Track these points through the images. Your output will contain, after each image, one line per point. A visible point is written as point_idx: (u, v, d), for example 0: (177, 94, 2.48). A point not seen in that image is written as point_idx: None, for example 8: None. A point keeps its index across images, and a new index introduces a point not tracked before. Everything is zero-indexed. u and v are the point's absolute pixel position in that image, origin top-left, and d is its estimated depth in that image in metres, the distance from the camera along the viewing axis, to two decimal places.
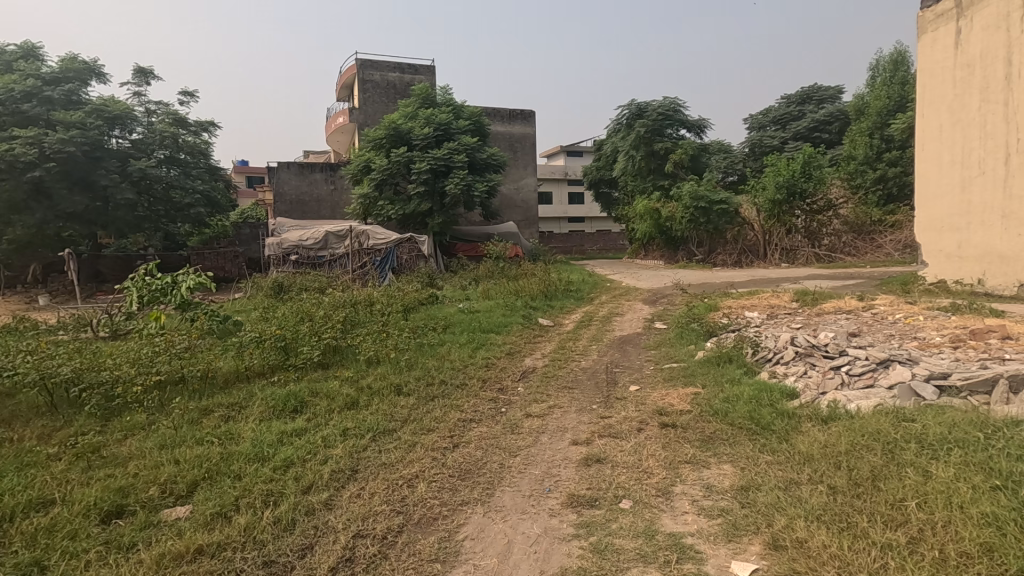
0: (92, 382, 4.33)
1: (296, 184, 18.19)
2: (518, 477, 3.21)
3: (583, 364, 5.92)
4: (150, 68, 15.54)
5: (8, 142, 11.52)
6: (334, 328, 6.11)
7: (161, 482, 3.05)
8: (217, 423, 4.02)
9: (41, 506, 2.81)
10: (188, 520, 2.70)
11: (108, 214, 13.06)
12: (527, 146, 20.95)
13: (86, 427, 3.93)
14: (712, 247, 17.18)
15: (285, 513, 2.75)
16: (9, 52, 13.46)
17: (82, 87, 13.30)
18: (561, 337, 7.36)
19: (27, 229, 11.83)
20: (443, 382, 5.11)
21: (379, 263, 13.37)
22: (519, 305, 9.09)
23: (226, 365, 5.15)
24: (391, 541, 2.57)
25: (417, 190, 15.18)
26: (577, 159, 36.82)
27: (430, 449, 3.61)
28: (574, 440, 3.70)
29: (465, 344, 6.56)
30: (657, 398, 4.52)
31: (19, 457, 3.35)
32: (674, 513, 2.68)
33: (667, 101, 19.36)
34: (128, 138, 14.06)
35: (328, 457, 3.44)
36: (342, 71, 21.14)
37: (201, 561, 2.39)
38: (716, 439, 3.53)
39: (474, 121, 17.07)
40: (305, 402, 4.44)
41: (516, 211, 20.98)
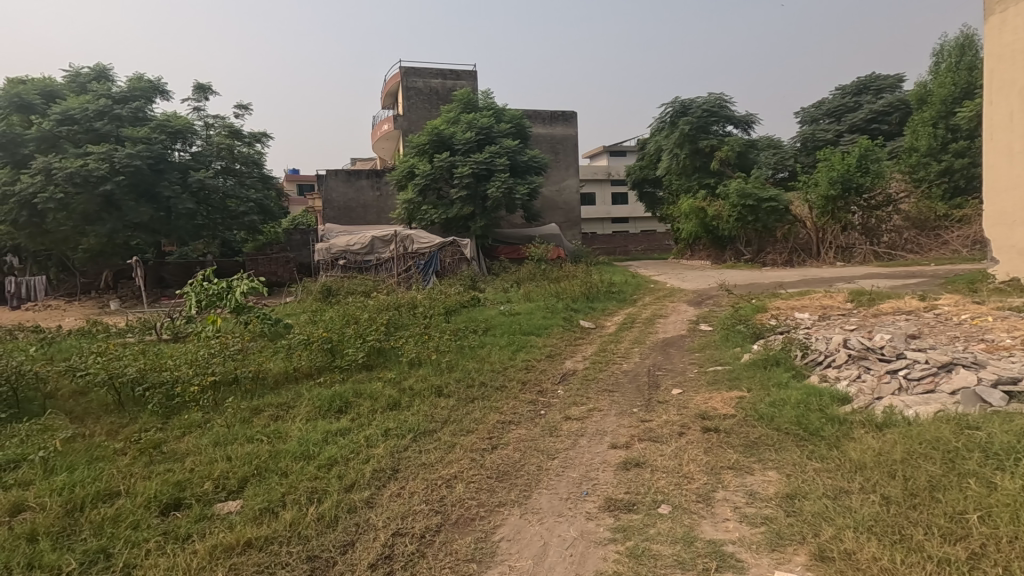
0: (155, 382, 4.59)
1: (343, 191, 18.77)
2: (556, 479, 3.21)
3: (625, 367, 5.84)
4: (208, 83, 16.36)
5: (82, 158, 12.37)
6: (378, 330, 6.28)
7: (215, 477, 3.21)
8: (267, 422, 4.19)
9: (108, 497, 3.00)
10: (238, 515, 2.83)
11: (171, 223, 13.83)
12: (568, 147, 20.88)
13: (148, 424, 4.17)
14: (761, 246, 16.81)
15: (329, 510, 2.85)
16: (84, 74, 14.47)
17: (148, 104, 14.15)
18: (602, 339, 7.30)
19: (99, 238, 12.66)
20: (483, 384, 5.16)
21: (423, 266, 13.71)
22: (560, 307, 9.07)
23: (276, 366, 5.37)
24: (429, 541, 2.61)
25: (459, 193, 15.36)
26: (619, 159, 36.38)
27: (469, 450, 3.65)
28: (614, 444, 3.66)
29: (505, 346, 6.61)
30: (700, 401, 4.41)
31: (88, 452, 3.59)
32: (715, 519, 2.62)
33: (712, 97, 18.88)
34: (189, 150, 14.86)
35: (370, 457, 3.53)
36: (387, 79, 21.69)
37: (250, 553, 2.50)
38: (761, 444, 3.42)
39: (515, 123, 17.16)
40: (349, 402, 4.58)
41: (558, 213, 20.95)
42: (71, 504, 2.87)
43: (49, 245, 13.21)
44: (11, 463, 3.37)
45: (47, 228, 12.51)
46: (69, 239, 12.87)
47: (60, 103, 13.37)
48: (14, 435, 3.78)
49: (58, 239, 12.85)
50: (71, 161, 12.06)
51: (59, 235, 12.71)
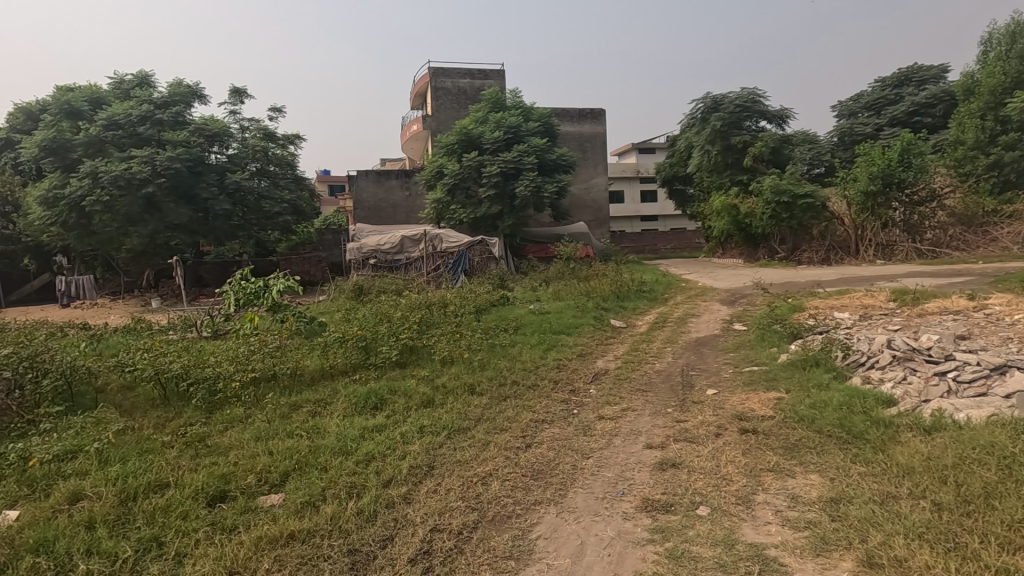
0: (198, 377, 4.74)
1: (373, 191, 19.05)
2: (591, 479, 3.20)
3: (657, 367, 5.77)
4: (244, 87, 16.79)
5: (126, 161, 12.87)
6: (411, 328, 6.35)
7: (258, 471, 3.30)
8: (305, 418, 4.29)
9: (158, 488, 3.12)
10: (280, 508, 2.91)
11: (209, 224, 14.26)
12: (597, 145, 20.73)
13: (193, 419, 4.32)
14: (796, 244, 16.48)
15: (368, 506, 2.90)
16: (128, 81, 15.04)
17: (187, 109, 14.61)
18: (634, 338, 7.23)
19: (142, 239, 13.15)
20: (515, 382, 5.17)
21: (452, 265, 13.84)
22: (590, 306, 9.01)
23: (312, 364, 5.49)
24: (466, 537, 2.63)
25: (488, 193, 15.41)
26: (649, 156, 35.96)
27: (503, 449, 3.66)
28: (648, 444, 3.62)
29: (536, 344, 6.61)
30: (736, 403, 4.32)
31: (138, 444, 3.73)
32: (756, 523, 2.57)
33: (745, 92, 18.49)
34: (225, 153, 15.30)
35: (405, 453, 3.58)
36: (416, 80, 21.90)
37: (293, 545, 2.57)
38: (801, 447, 3.34)
39: (543, 121, 17.14)
40: (385, 399, 4.66)
41: (586, 211, 20.82)
42: (125, 494, 3.00)
43: (96, 245, 13.76)
44: (68, 453, 3.52)
45: (94, 229, 13.03)
46: (114, 239, 13.38)
47: (105, 109, 13.93)
48: (70, 426, 3.97)
49: (103, 240, 13.38)
50: (116, 165, 12.56)
51: (105, 236, 13.23)
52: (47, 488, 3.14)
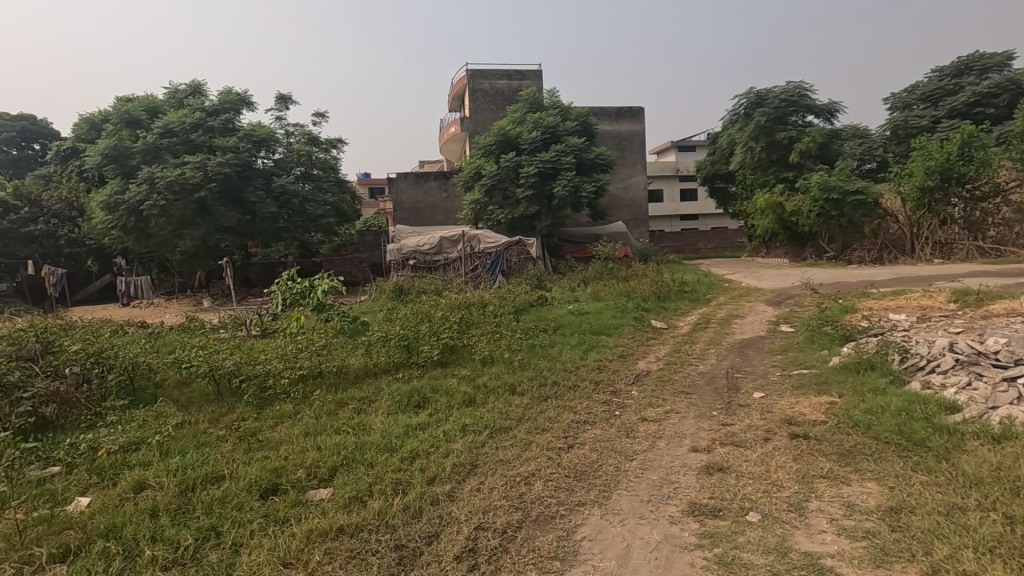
0: (250, 374, 4.92)
1: (412, 193, 19.35)
2: (635, 481, 3.16)
3: (701, 368, 5.65)
4: (289, 94, 17.32)
5: (180, 167, 13.47)
6: (451, 328, 6.42)
7: (308, 466, 3.40)
8: (351, 415, 4.40)
9: (215, 480, 3.25)
10: (330, 502, 2.99)
11: (256, 226, 14.78)
12: (635, 144, 20.46)
13: (245, 414, 4.49)
14: (847, 242, 15.88)
15: (413, 502, 2.95)
16: (182, 90, 15.68)
17: (236, 115, 15.18)
18: (676, 339, 7.09)
19: (194, 241, 13.75)
20: (556, 383, 5.16)
21: (489, 266, 13.94)
22: (630, 307, 8.90)
23: (356, 362, 5.62)
24: (511, 536, 2.65)
25: (525, 193, 15.42)
26: (688, 154, 35.29)
27: (546, 449, 3.67)
28: (694, 447, 3.56)
29: (576, 345, 6.57)
30: (785, 406, 4.19)
31: (196, 437, 3.91)
32: (810, 531, 2.48)
33: (790, 86, 17.90)
34: (271, 157, 15.83)
35: (448, 451, 3.62)
36: (454, 82, 22.13)
37: (342, 539, 2.63)
38: (857, 453, 3.21)
39: (581, 121, 17.04)
40: (427, 398, 4.73)
41: (625, 211, 20.59)
42: (185, 485, 3.14)
43: (153, 247, 14.47)
44: (132, 444, 3.72)
45: (150, 232, 13.68)
46: (169, 241, 14.02)
47: (161, 117, 14.60)
48: (133, 419, 4.19)
49: (160, 242, 14.06)
50: (171, 171, 13.16)
51: (160, 238, 13.87)
52: (114, 476, 3.31)
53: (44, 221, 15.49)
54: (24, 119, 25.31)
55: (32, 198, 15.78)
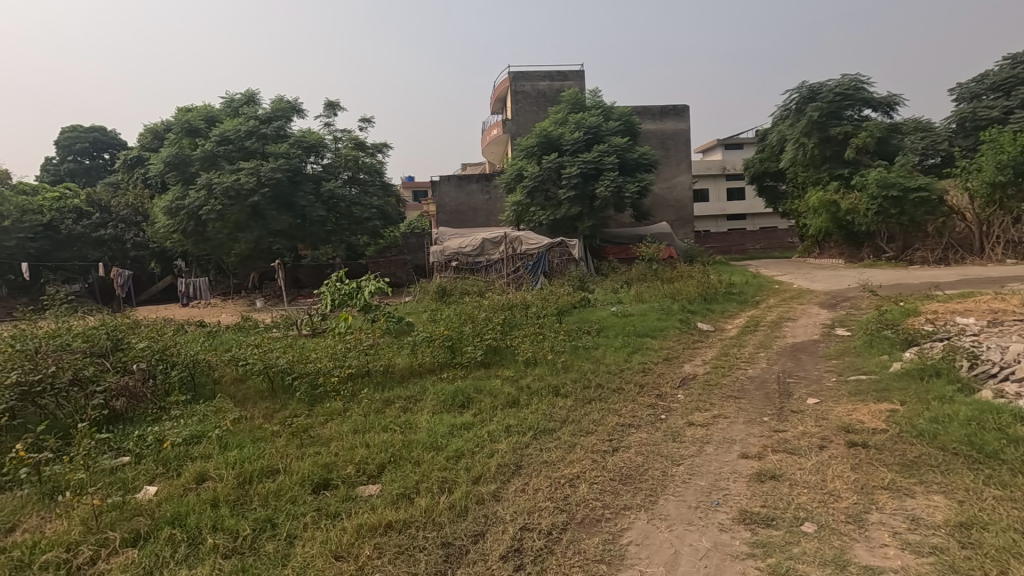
0: (301, 372, 5.09)
1: (455, 196, 19.57)
2: (682, 487, 3.10)
3: (750, 373, 5.48)
4: (337, 101, 17.84)
5: (236, 173, 14.08)
6: (494, 329, 6.47)
7: (357, 462, 3.49)
8: (397, 413, 4.50)
9: (270, 474, 3.38)
10: (379, 498, 3.06)
11: (306, 229, 15.30)
12: (680, 142, 20.05)
13: (298, 410, 4.65)
14: (907, 242, 15.17)
15: (459, 501, 2.99)
16: (238, 100, 16.40)
17: (288, 123, 15.75)
18: (723, 342, 6.91)
19: (249, 244, 14.36)
20: (599, 385, 5.12)
21: (531, 267, 13.97)
22: (675, 309, 8.73)
23: (402, 362, 5.75)
24: (556, 538, 2.64)
25: (568, 194, 15.35)
26: (736, 152, 34.30)
27: (590, 451, 3.64)
28: (744, 453, 3.46)
29: (619, 348, 6.49)
30: (841, 414, 4.01)
31: (252, 432, 4.08)
32: (871, 544, 2.37)
33: (845, 79, 17.16)
34: (320, 163, 16.34)
35: (493, 452, 3.65)
36: (497, 85, 22.28)
37: (391, 535, 2.69)
38: (922, 464, 3.05)
39: (624, 120, 16.84)
40: (471, 398, 4.78)
41: (669, 211, 20.22)
42: (242, 477, 3.28)
43: (210, 250, 15.19)
44: (194, 437, 3.92)
45: (208, 235, 14.36)
46: (225, 245, 14.69)
47: (218, 126, 15.29)
48: (195, 413, 4.41)
49: (217, 245, 14.74)
50: (228, 177, 13.78)
51: (217, 241, 14.55)
52: (178, 468, 3.50)
53: (113, 226, 16.52)
54: (95, 130, 27.06)
55: (102, 205, 16.87)
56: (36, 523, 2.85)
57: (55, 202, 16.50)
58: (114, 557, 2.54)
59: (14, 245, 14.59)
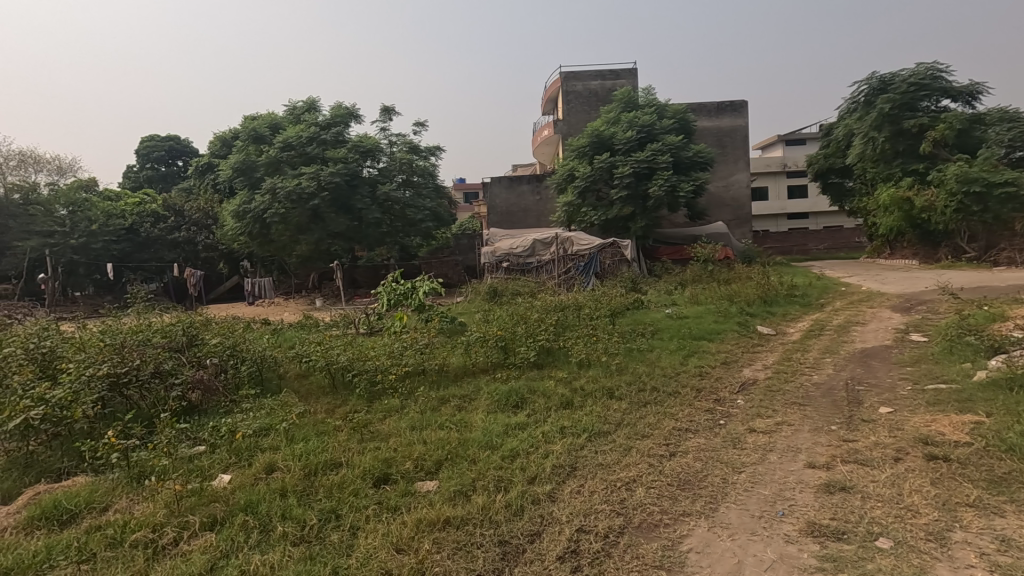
0: (361, 369, 5.27)
1: (506, 197, 19.69)
2: (745, 495, 3.00)
3: (816, 379, 5.23)
4: (392, 106, 18.31)
5: (298, 178, 14.72)
6: (547, 330, 6.47)
7: (415, 458, 3.58)
8: (452, 411, 4.58)
9: (333, 467, 3.52)
10: (436, 494, 3.13)
11: (362, 231, 15.79)
12: (738, 139, 19.40)
13: (357, 406, 4.81)
14: (991, 242, 13.87)
15: (515, 500, 3.01)
16: (299, 107, 17.12)
17: (346, 128, 16.31)
18: (785, 347, 6.63)
19: (309, 245, 14.98)
20: (654, 389, 5.02)
21: (582, 268, 13.87)
22: (733, 311, 8.44)
23: (456, 361, 5.84)
24: (614, 541, 2.62)
25: (620, 193, 15.15)
26: (798, 148, 32.80)
27: (646, 455, 3.59)
28: (811, 463, 3.31)
29: (675, 351, 6.35)
30: (918, 424, 3.77)
31: (316, 426, 4.26)
32: (954, 565, 2.23)
33: (921, 68, 16.12)
34: (376, 167, 16.82)
35: (548, 452, 3.66)
36: (548, 85, 22.28)
37: (449, 530, 2.74)
38: (1012, 482, 2.83)
39: (679, 118, 16.47)
40: (525, 398, 4.81)
41: (725, 210, 19.62)
42: (308, 469, 3.43)
43: (274, 252, 15.93)
44: (263, 429, 4.13)
45: (272, 238, 15.07)
46: (287, 246, 15.37)
47: (282, 133, 16.01)
48: (263, 407, 4.65)
49: (280, 247, 15.45)
50: (290, 181, 14.42)
51: (280, 243, 15.24)
52: (249, 458, 3.69)
53: (186, 229, 17.60)
54: (171, 139, 28.92)
55: (177, 209, 18.00)
56: (125, 504, 3.09)
57: (136, 207, 17.76)
58: (195, 539, 2.71)
59: (100, 247, 15.80)
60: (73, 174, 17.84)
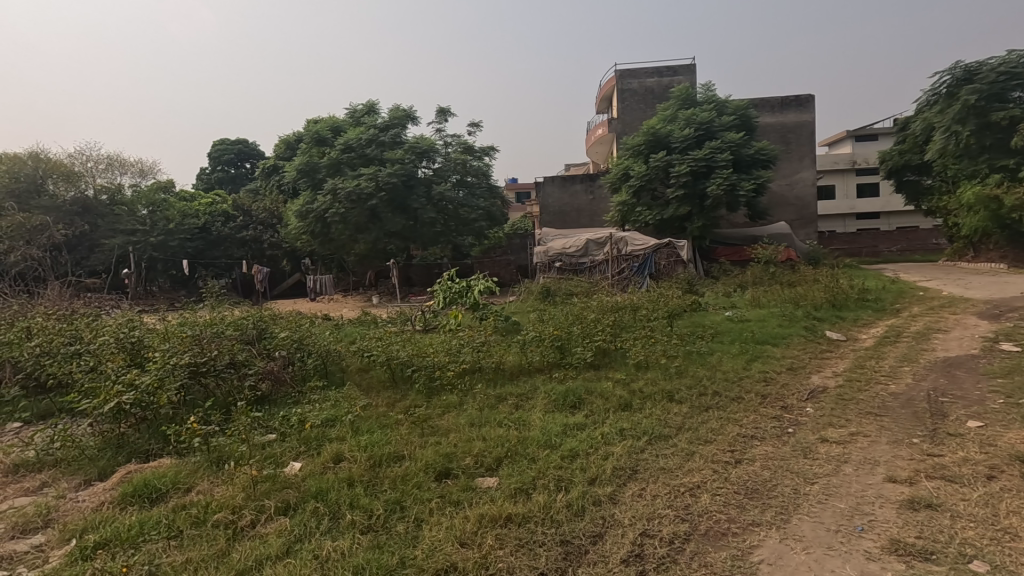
0: (420, 365, 5.38)
1: (559, 197, 19.61)
2: (819, 507, 2.86)
3: (893, 389, 4.92)
4: (448, 107, 18.57)
5: (357, 178, 15.19)
6: (604, 331, 6.41)
7: (475, 454, 3.63)
8: (510, 409, 4.60)
9: (396, 459, 3.60)
10: (497, 490, 3.16)
11: (418, 231, 16.12)
12: (803, 135, 18.53)
13: (417, 401, 4.91)
14: None
15: (576, 500, 2.99)
16: (360, 110, 17.65)
17: (404, 130, 16.70)
18: (857, 354, 6.29)
19: (367, 244, 15.45)
20: (716, 393, 4.87)
21: (637, 268, 13.64)
22: (799, 315, 8.07)
23: (513, 359, 5.86)
24: (680, 548, 2.56)
25: (676, 193, 14.78)
26: (869, 143, 30.96)
27: (710, 461, 3.49)
28: (891, 477, 3.12)
29: (737, 354, 6.14)
30: (1014, 441, 3.48)
31: (379, 418, 4.39)
32: None
33: (1012, 56, 14.89)
34: (432, 167, 17.13)
35: (608, 454, 3.62)
36: (603, 83, 22.04)
37: (511, 527, 2.75)
38: None
39: (740, 114, 15.91)
40: (583, 399, 4.77)
41: (789, 210, 18.80)
42: (373, 460, 3.53)
43: (333, 250, 16.49)
44: (330, 421, 4.30)
45: (332, 236, 15.62)
46: (346, 245, 15.89)
47: (343, 135, 16.56)
48: (329, 399, 4.84)
49: (339, 245, 15.99)
50: (350, 182, 14.92)
51: (340, 242, 15.78)
52: (318, 447, 3.84)
53: (253, 228, 18.51)
54: (240, 142, 30.36)
55: (245, 209, 18.97)
56: (206, 486, 3.28)
57: (209, 208, 18.84)
58: (270, 523, 2.85)
59: (177, 245, 16.89)
60: (154, 176, 19.12)
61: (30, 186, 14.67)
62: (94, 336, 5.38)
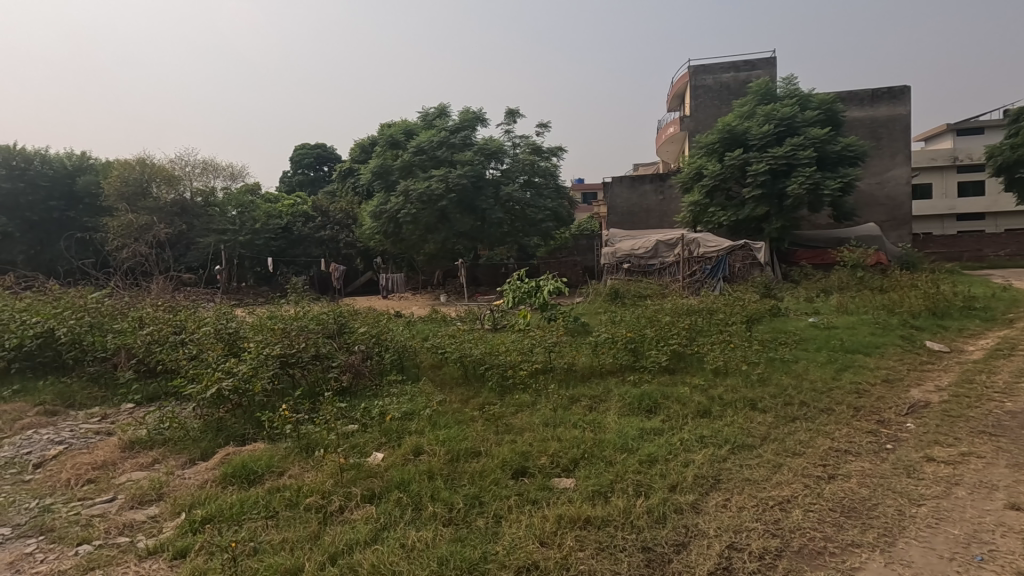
0: (493, 363, 5.43)
1: (628, 197, 19.25)
2: (929, 532, 2.62)
3: (1010, 407, 4.45)
4: (517, 109, 18.64)
5: (427, 180, 15.58)
6: (680, 335, 6.21)
7: (551, 454, 3.61)
8: (584, 411, 4.56)
9: (473, 455, 3.66)
10: (574, 491, 3.13)
11: (485, 231, 16.31)
12: (896, 130, 17.20)
13: (490, 399, 4.97)
14: None
15: (657, 507, 2.91)
16: (431, 113, 18.07)
17: (473, 132, 16.95)
18: (963, 367, 5.74)
19: (437, 244, 15.85)
20: (804, 404, 4.59)
21: (710, 272, 13.13)
22: (894, 323, 7.49)
23: (585, 360, 5.80)
24: (771, 564, 2.44)
25: (754, 193, 14.12)
26: (974, 137, 28.37)
27: (800, 475, 3.29)
28: (1014, 504, 2.82)
29: (825, 363, 5.77)
30: None
31: (454, 414, 4.47)
32: None
33: None
34: (500, 168, 17.26)
35: (688, 461, 3.50)
36: (675, 80, 21.47)
37: (590, 530, 2.72)
38: None
39: (825, 109, 14.95)
40: (658, 403, 4.65)
41: (879, 210, 17.51)
42: (452, 454, 3.61)
43: (404, 249, 16.98)
44: (409, 414, 4.44)
45: (403, 236, 16.11)
46: (417, 245, 16.34)
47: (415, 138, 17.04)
48: (406, 393, 4.99)
49: (409, 245, 16.45)
50: (421, 184, 15.32)
51: (410, 242, 16.23)
52: (398, 439, 3.97)
53: (331, 228, 19.41)
54: (320, 146, 31.99)
55: (323, 210, 19.92)
56: (297, 471, 3.46)
57: (292, 209, 19.96)
58: (357, 509, 2.97)
59: (262, 243, 17.94)
60: (244, 179, 20.49)
61: (137, 189, 16.15)
62: (197, 326, 5.83)
